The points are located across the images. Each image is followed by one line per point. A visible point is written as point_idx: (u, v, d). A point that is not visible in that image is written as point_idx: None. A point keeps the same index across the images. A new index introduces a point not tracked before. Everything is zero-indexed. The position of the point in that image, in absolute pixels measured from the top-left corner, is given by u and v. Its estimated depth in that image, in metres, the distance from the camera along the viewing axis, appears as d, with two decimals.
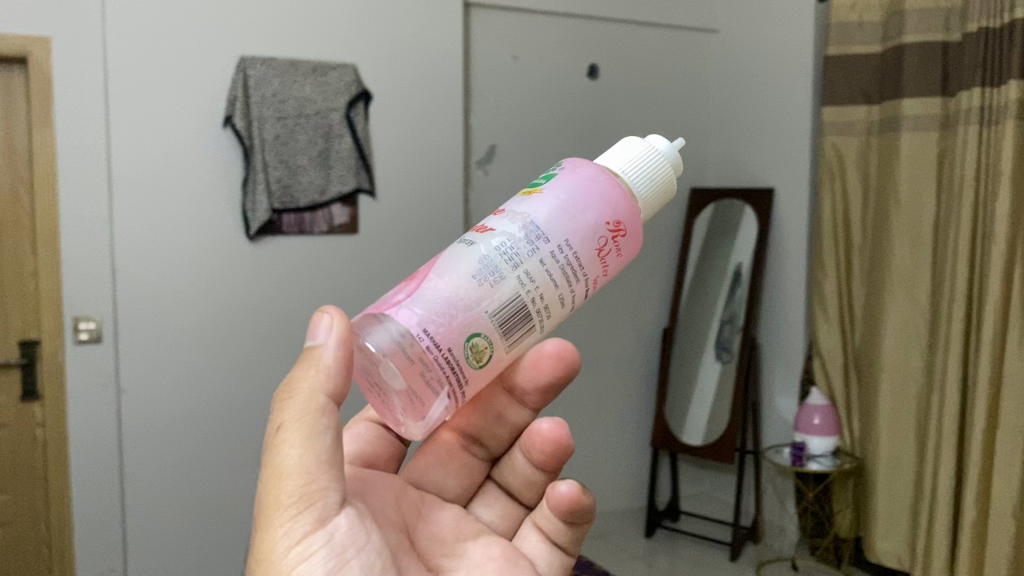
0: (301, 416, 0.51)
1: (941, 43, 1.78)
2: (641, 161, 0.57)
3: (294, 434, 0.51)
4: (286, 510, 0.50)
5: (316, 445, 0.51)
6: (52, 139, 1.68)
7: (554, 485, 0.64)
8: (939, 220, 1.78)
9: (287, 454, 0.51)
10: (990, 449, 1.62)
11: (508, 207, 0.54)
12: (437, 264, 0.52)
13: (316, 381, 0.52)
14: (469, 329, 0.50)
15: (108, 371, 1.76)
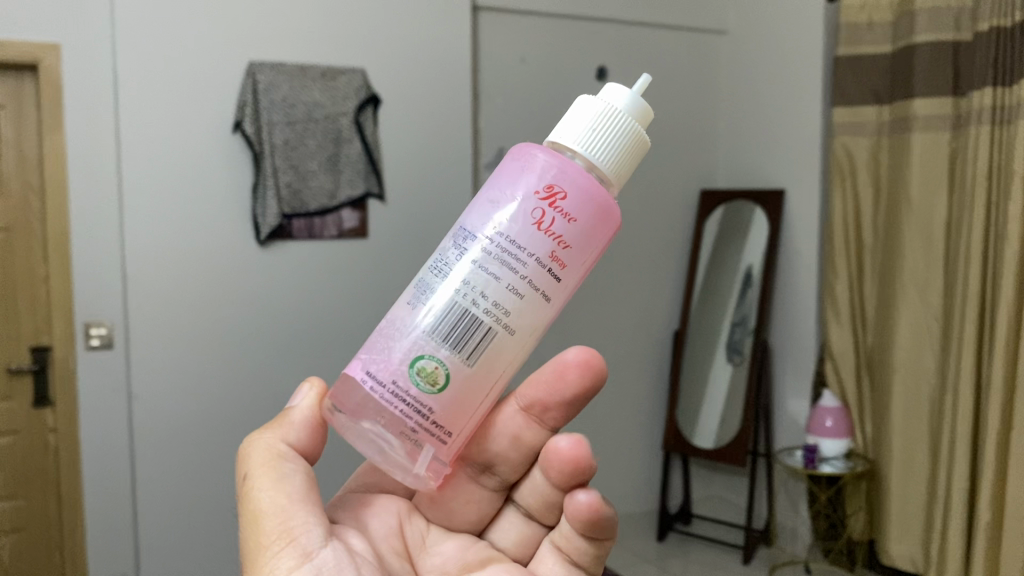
0: (273, 463, 0.55)
1: (953, 43, 1.77)
2: (596, 127, 0.53)
3: (264, 477, 0.55)
4: (269, 551, 0.52)
5: (288, 485, 0.55)
6: (62, 145, 1.70)
7: (571, 495, 0.60)
8: (951, 220, 1.77)
9: (262, 496, 0.54)
10: (1005, 451, 1.61)
11: None
12: None
13: (281, 435, 0.58)
14: (412, 353, 0.52)
15: (119, 377, 1.76)
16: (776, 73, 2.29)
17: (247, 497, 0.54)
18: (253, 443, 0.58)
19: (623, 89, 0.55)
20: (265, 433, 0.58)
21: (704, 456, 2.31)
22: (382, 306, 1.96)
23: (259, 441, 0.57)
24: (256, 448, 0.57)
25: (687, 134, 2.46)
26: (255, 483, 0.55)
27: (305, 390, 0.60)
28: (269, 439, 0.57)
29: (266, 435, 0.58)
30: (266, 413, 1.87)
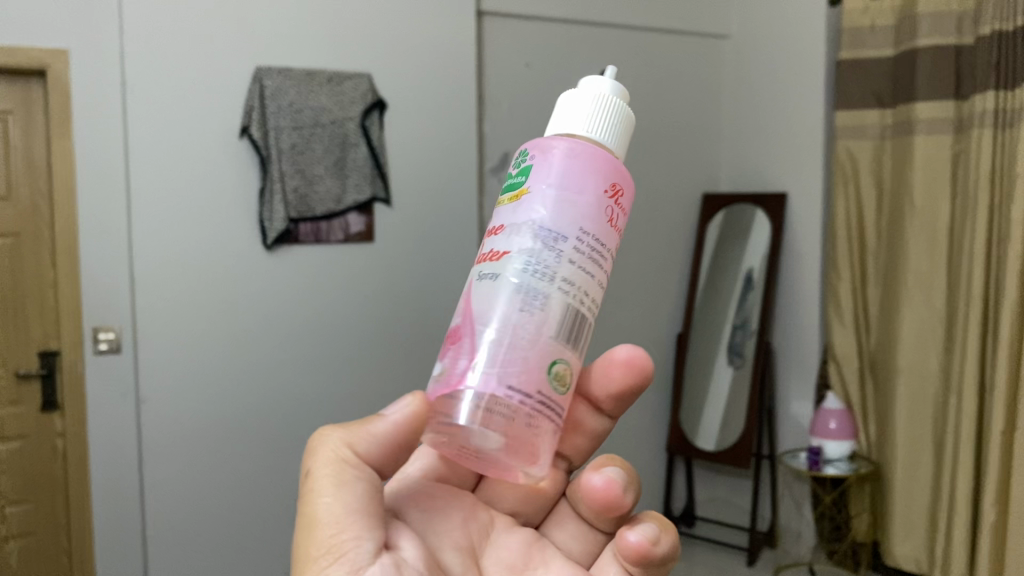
0: (339, 472, 0.55)
1: (954, 46, 1.78)
2: (595, 112, 0.54)
3: (326, 484, 0.54)
4: (317, 561, 0.52)
5: (348, 498, 0.54)
6: (70, 151, 1.70)
7: (623, 533, 0.61)
8: (954, 222, 1.78)
9: (319, 502, 0.54)
10: (1009, 453, 1.62)
11: (501, 222, 0.53)
12: (475, 313, 0.51)
13: (357, 439, 0.56)
14: (547, 359, 0.50)
15: (128, 381, 1.77)
16: (778, 77, 2.30)
17: (308, 497, 0.54)
18: (328, 438, 0.57)
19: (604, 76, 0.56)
20: (346, 432, 0.57)
21: (707, 458, 2.32)
22: (389, 311, 1.97)
23: (335, 438, 0.56)
24: (328, 448, 0.56)
25: (689, 137, 2.47)
26: (316, 487, 0.54)
27: (404, 398, 0.56)
28: (347, 442, 0.56)
29: (346, 435, 0.56)
30: (272, 416, 1.88)
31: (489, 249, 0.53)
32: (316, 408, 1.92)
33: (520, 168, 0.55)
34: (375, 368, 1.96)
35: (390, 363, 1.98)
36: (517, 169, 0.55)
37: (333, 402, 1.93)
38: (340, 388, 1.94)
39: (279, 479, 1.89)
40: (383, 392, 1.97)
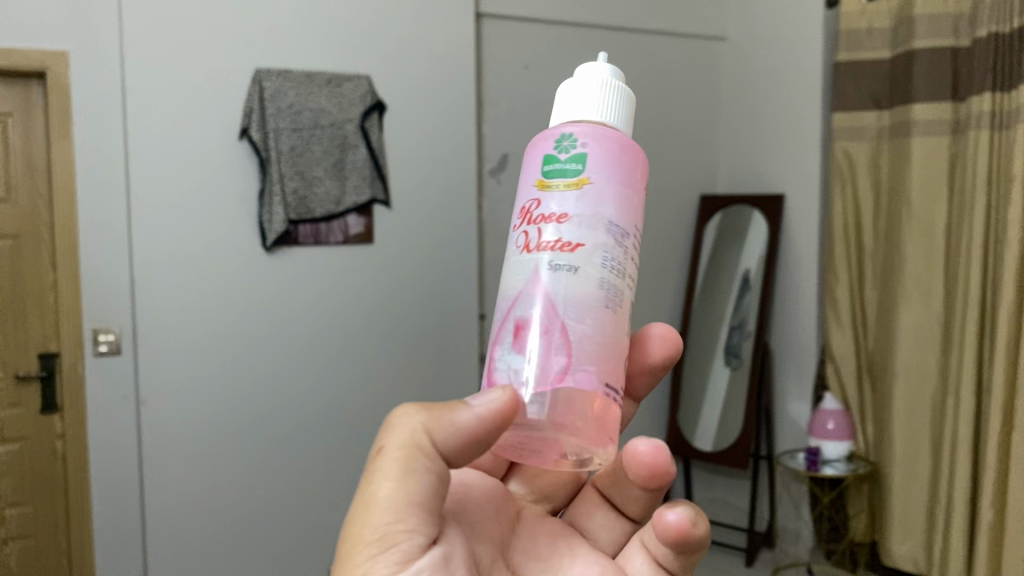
0: (407, 459, 0.49)
1: (951, 49, 1.79)
2: (605, 96, 0.53)
3: (390, 470, 0.49)
4: (367, 548, 0.48)
5: (411, 489, 0.49)
6: (70, 153, 1.70)
7: (660, 513, 0.60)
8: (951, 223, 1.79)
9: (380, 487, 0.49)
10: (1006, 453, 1.62)
11: (561, 209, 0.51)
12: (562, 309, 0.50)
13: (437, 427, 0.50)
14: (620, 351, 0.53)
15: (128, 383, 1.77)
16: (775, 80, 2.31)
17: (370, 475, 0.50)
18: (405, 415, 0.51)
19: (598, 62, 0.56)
20: (424, 412, 0.51)
21: (704, 459, 2.32)
22: (388, 313, 1.97)
23: (414, 419, 0.50)
24: (404, 427, 0.50)
25: (687, 139, 2.48)
26: (380, 468, 0.49)
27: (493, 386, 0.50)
28: (423, 425, 0.50)
29: (423, 417, 0.50)
30: (272, 418, 1.88)
31: (553, 239, 0.51)
32: (315, 410, 1.92)
33: (565, 153, 0.52)
34: (375, 370, 1.97)
35: (390, 365, 1.98)
36: (558, 154, 0.53)
37: (332, 403, 1.93)
38: (340, 389, 1.94)
39: (278, 480, 1.89)
40: (382, 393, 1.97)
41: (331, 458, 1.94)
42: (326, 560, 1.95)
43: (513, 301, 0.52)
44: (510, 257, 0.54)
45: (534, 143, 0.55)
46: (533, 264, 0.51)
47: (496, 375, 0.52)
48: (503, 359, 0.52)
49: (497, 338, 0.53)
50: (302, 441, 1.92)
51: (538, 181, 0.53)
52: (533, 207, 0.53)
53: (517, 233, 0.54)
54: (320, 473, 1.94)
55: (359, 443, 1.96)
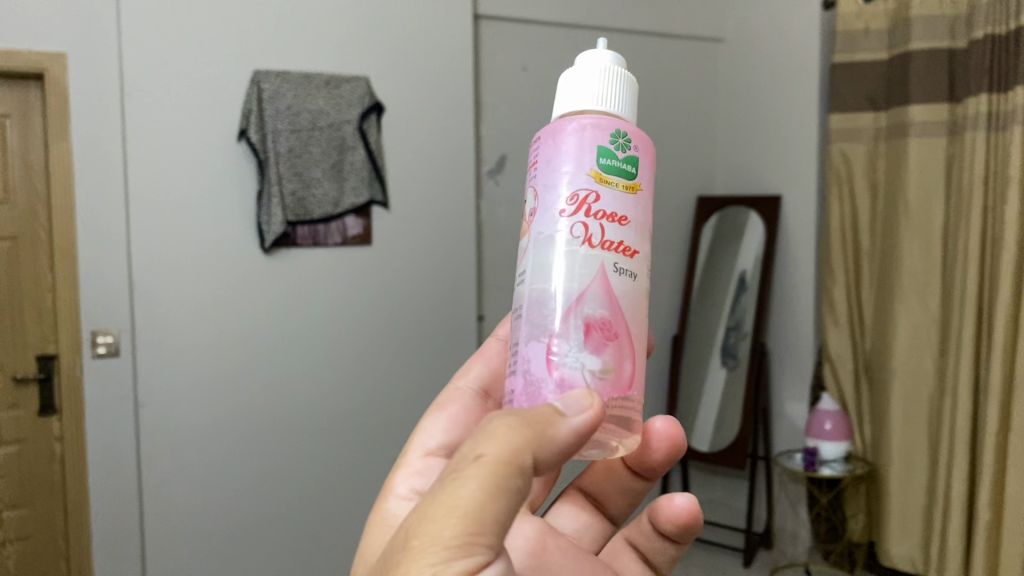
0: (503, 471, 0.45)
1: (948, 50, 1.80)
2: (609, 87, 0.52)
3: (486, 481, 0.44)
4: (441, 557, 0.43)
5: (500, 505, 0.44)
6: (68, 155, 1.70)
7: (671, 498, 0.64)
8: (948, 223, 1.80)
9: (471, 496, 0.44)
10: (1003, 453, 1.63)
11: (618, 208, 0.51)
12: (629, 316, 0.51)
13: (538, 443, 0.46)
14: None
15: (126, 385, 1.77)
16: (773, 81, 2.31)
17: (454, 483, 0.45)
18: (504, 424, 0.46)
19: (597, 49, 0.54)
20: (517, 423, 0.46)
21: (701, 459, 2.32)
22: (387, 314, 1.97)
23: (514, 429, 0.46)
24: (505, 436, 0.46)
25: (684, 140, 2.48)
26: (470, 477, 0.44)
27: (580, 396, 0.48)
28: (519, 435, 0.46)
29: (517, 427, 0.46)
30: (270, 419, 1.88)
31: (617, 239, 0.51)
32: (314, 411, 1.92)
33: (622, 151, 0.52)
34: (373, 371, 1.97)
35: (388, 366, 1.98)
36: (615, 150, 0.51)
37: (331, 404, 1.93)
38: (338, 390, 1.94)
39: (276, 482, 1.89)
40: (381, 394, 1.98)
41: (330, 459, 1.94)
42: (325, 562, 1.95)
43: (578, 296, 0.50)
44: (560, 242, 0.50)
45: (567, 126, 0.52)
46: (601, 262, 0.50)
47: (559, 372, 0.50)
48: (571, 356, 0.49)
49: (552, 331, 0.50)
50: (301, 443, 1.91)
51: (594, 172, 0.51)
52: (590, 198, 0.50)
53: (564, 221, 0.51)
54: (319, 474, 1.94)
55: (358, 444, 1.96)
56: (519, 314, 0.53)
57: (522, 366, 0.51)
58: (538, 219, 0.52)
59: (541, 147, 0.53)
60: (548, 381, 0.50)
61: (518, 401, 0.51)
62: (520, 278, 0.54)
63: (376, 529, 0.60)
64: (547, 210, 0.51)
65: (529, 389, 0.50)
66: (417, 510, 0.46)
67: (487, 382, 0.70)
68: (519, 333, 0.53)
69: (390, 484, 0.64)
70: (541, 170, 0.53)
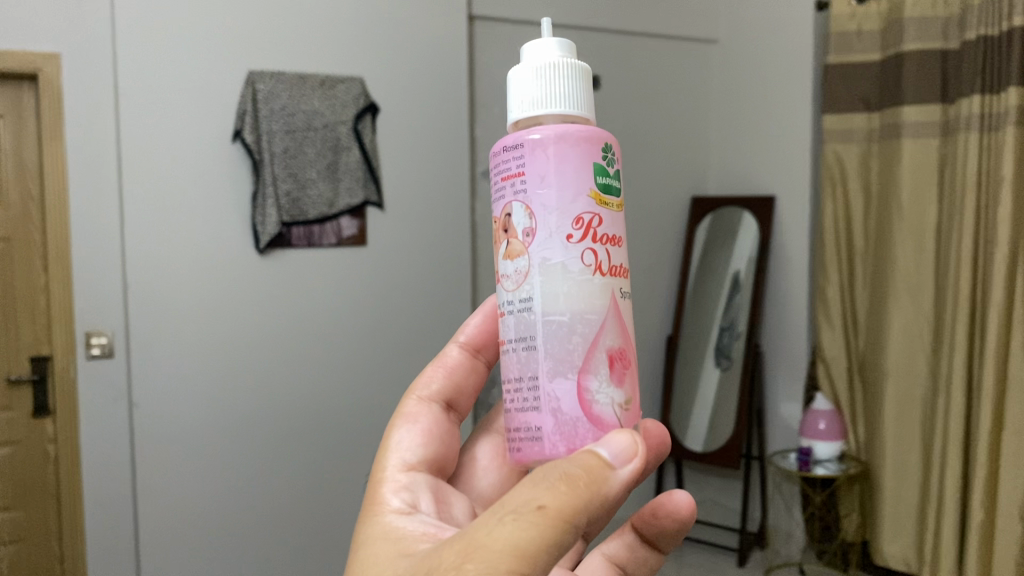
0: (559, 527, 0.45)
1: (940, 51, 1.81)
2: (556, 81, 0.51)
3: (540, 527, 0.44)
4: None
5: (550, 559, 0.44)
6: (62, 154, 1.70)
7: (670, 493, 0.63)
8: (941, 223, 1.81)
9: (522, 537, 0.44)
10: (996, 451, 1.64)
11: (615, 228, 0.52)
12: (632, 339, 0.53)
13: (592, 495, 0.46)
14: None
15: (120, 387, 1.76)
16: (766, 82, 2.32)
17: (508, 529, 0.44)
18: (556, 472, 0.46)
19: (542, 41, 0.53)
20: (575, 474, 0.46)
21: (695, 459, 2.32)
22: (381, 315, 1.97)
23: (567, 477, 0.46)
24: (560, 484, 0.46)
25: (678, 141, 2.48)
26: (527, 529, 0.44)
27: (626, 441, 0.49)
28: (578, 490, 0.46)
29: (576, 481, 0.46)
30: (265, 420, 1.88)
31: (620, 262, 0.52)
32: (309, 412, 1.92)
33: (611, 167, 0.52)
34: (368, 372, 1.97)
35: (383, 367, 1.98)
36: (606, 166, 0.51)
37: (326, 406, 1.93)
38: (333, 391, 1.94)
39: (272, 483, 1.89)
40: (376, 395, 1.98)
41: (324, 460, 1.94)
42: (320, 563, 1.95)
43: (600, 329, 0.51)
44: (579, 273, 0.50)
45: (552, 135, 0.50)
46: (612, 289, 0.51)
47: (593, 410, 0.50)
48: (601, 392, 0.51)
49: (580, 367, 0.50)
50: (296, 444, 1.91)
51: (594, 193, 0.50)
52: (595, 221, 0.50)
53: (577, 247, 0.50)
54: (314, 475, 1.94)
55: (353, 445, 1.96)
56: (528, 347, 0.52)
57: (548, 405, 0.50)
58: (544, 242, 0.50)
59: (524, 157, 0.51)
60: (584, 420, 0.50)
61: (550, 442, 0.50)
62: (513, 304, 0.52)
63: (367, 541, 0.54)
64: (555, 234, 0.50)
65: (565, 429, 0.50)
66: (459, 541, 0.45)
67: (449, 394, 0.70)
68: (533, 368, 0.51)
69: (373, 499, 0.59)
70: (531, 184, 0.50)
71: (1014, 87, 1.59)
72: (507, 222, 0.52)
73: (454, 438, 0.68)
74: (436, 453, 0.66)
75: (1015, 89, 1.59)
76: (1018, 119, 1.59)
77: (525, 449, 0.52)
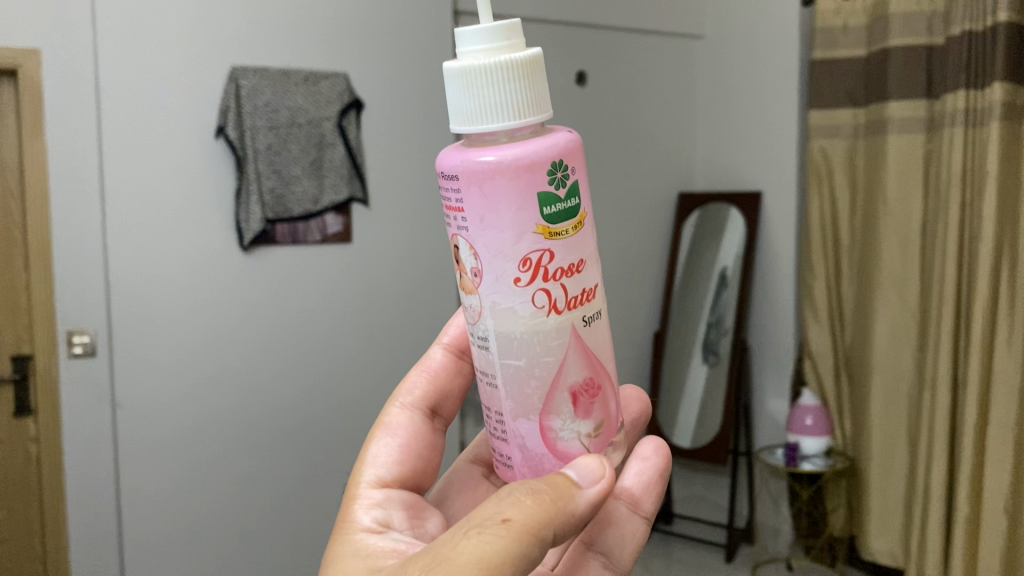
0: (525, 540, 0.48)
1: (925, 47, 1.81)
2: (480, 88, 0.51)
3: (509, 539, 0.48)
4: None
5: (517, 571, 0.48)
6: (43, 149, 1.65)
7: (641, 446, 0.65)
8: (927, 218, 1.81)
9: (491, 548, 0.47)
10: (980, 446, 1.64)
11: (571, 262, 0.52)
12: (603, 363, 0.55)
13: (557, 510, 0.50)
14: None
15: (103, 387, 1.72)
16: (752, 79, 2.32)
17: (475, 541, 0.48)
18: (521, 491, 0.50)
19: (477, 37, 0.52)
20: (544, 489, 0.51)
21: (682, 455, 2.33)
22: (366, 312, 1.99)
23: (531, 494, 0.50)
24: (525, 500, 0.50)
25: (664, 137, 2.48)
26: (494, 541, 0.48)
27: (593, 467, 0.53)
28: (543, 505, 0.50)
29: (543, 495, 0.50)
30: (251, 417, 1.87)
31: (579, 291, 0.52)
32: (295, 409, 1.92)
33: (562, 188, 0.51)
34: (352, 369, 1.98)
35: (366, 363, 2.00)
36: (555, 190, 0.50)
37: (312, 404, 1.94)
38: (319, 389, 1.95)
39: (257, 481, 1.89)
40: (360, 391, 2.00)
41: (309, 458, 1.95)
42: (305, 558, 1.97)
43: (560, 370, 0.52)
44: (529, 322, 0.51)
45: (487, 168, 0.49)
46: (572, 324, 0.52)
47: (558, 446, 0.54)
48: (566, 428, 0.54)
49: (542, 408, 0.53)
50: (281, 441, 1.92)
51: (540, 226, 0.50)
52: (544, 258, 0.51)
53: (526, 290, 0.51)
54: (300, 473, 1.95)
55: (340, 442, 1.98)
56: (491, 383, 0.55)
57: (515, 440, 0.54)
58: (492, 285, 0.51)
59: (461, 192, 0.51)
60: (550, 456, 0.54)
61: (520, 470, 0.55)
62: (475, 337, 0.55)
63: (338, 558, 0.56)
64: (502, 278, 0.51)
65: (531, 462, 0.55)
66: (427, 556, 0.49)
67: (434, 401, 0.71)
68: (498, 405, 0.55)
69: (346, 515, 0.61)
70: (472, 223, 0.51)
71: (999, 82, 1.59)
72: (457, 254, 0.53)
73: (438, 449, 0.69)
74: (414, 468, 0.66)
75: (999, 85, 1.59)
76: (1003, 114, 1.59)
77: (504, 469, 0.57)
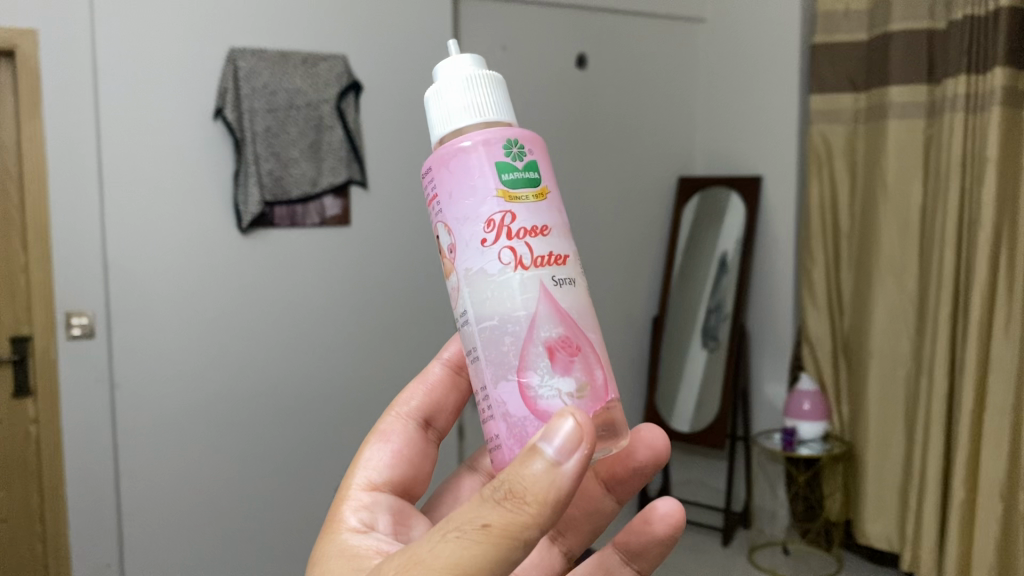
0: (505, 543, 0.48)
1: (927, 31, 1.80)
2: (445, 98, 0.55)
3: (483, 548, 0.48)
4: None
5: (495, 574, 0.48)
6: (41, 131, 1.64)
7: (654, 507, 0.67)
8: (927, 204, 1.80)
9: (463, 559, 0.47)
10: (977, 432, 1.65)
11: (534, 219, 0.53)
12: (578, 321, 0.54)
13: (532, 509, 0.48)
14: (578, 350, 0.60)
15: (102, 368, 1.73)
16: (752, 63, 2.31)
17: (451, 547, 0.48)
18: (497, 489, 0.49)
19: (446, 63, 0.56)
20: (522, 490, 0.48)
21: (681, 439, 2.33)
22: (365, 295, 1.98)
23: (505, 493, 0.49)
24: (500, 503, 0.49)
25: (664, 122, 2.47)
26: (470, 547, 0.48)
27: (568, 429, 0.49)
28: (519, 508, 0.48)
29: (518, 495, 0.48)
30: (249, 399, 1.88)
31: (546, 251, 0.53)
32: (293, 391, 1.93)
33: (519, 160, 0.53)
34: (351, 352, 1.98)
35: (365, 346, 2.00)
36: (512, 161, 0.53)
37: (310, 387, 1.95)
38: (317, 371, 1.95)
39: (255, 463, 1.90)
40: (359, 375, 1.99)
41: (309, 440, 1.96)
42: (302, 540, 1.97)
43: (532, 324, 0.52)
44: (497, 276, 0.52)
45: (451, 152, 0.53)
46: (540, 280, 0.52)
47: (540, 406, 0.52)
48: (545, 385, 0.52)
49: (518, 365, 0.53)
50: (279, 423, 1.92)
51: (501, 191, 0.52)
52: (507, 218, 0.52)
53: (492, 249, 0.52)
54: (298, 455, 1.95)
55: (337, 426, 1.98)
56: (474, 359, 0.55)
57: (499, 411, 0.54)
58: (463, 252, 0.53)
59: (434, 180, 0.55)
60: (531, 418, 0.52)
61: (507, 443, 0.53)
62: (457, 320, 0.56)
63: (322, 555, 0.57)
64: (470, 244, 0.53)
65: (516, 431, 0.53)
66: (406, 556, 0.50)
67: (429, 412, 0.71)
68: (482, 378, 0.55)
69: (334, 514, 0.61)
70: (445, 203, 0.54)
71: (1000, 67, 1.58)
72: (440, 243, 0.56)
73: (429, 461, 0.70)
74: (404, 475, 0.67)
75: (1000, 70, 1.58)
76: (1004, 100, 1.58)
77: (497, 457, 0.55)
